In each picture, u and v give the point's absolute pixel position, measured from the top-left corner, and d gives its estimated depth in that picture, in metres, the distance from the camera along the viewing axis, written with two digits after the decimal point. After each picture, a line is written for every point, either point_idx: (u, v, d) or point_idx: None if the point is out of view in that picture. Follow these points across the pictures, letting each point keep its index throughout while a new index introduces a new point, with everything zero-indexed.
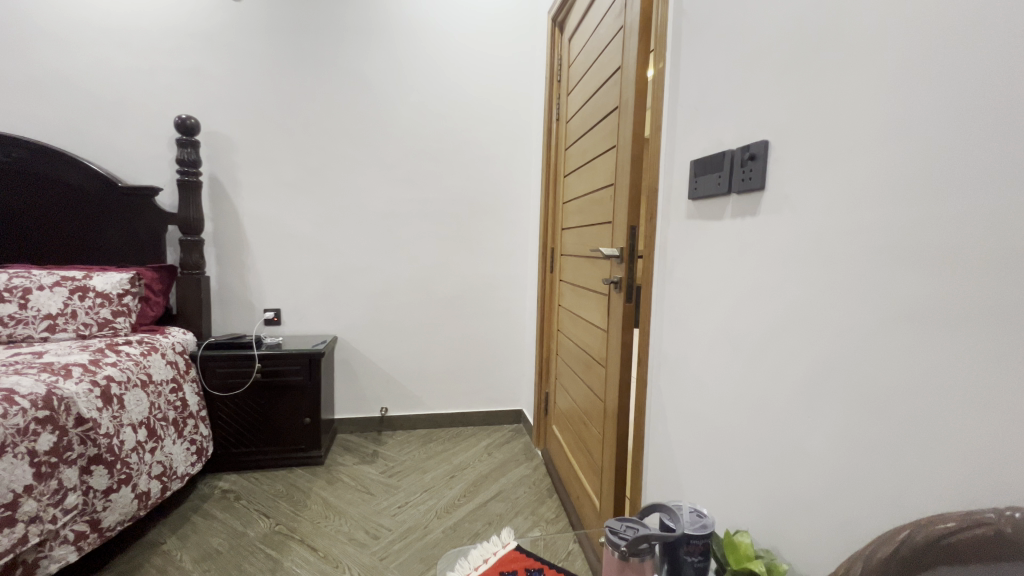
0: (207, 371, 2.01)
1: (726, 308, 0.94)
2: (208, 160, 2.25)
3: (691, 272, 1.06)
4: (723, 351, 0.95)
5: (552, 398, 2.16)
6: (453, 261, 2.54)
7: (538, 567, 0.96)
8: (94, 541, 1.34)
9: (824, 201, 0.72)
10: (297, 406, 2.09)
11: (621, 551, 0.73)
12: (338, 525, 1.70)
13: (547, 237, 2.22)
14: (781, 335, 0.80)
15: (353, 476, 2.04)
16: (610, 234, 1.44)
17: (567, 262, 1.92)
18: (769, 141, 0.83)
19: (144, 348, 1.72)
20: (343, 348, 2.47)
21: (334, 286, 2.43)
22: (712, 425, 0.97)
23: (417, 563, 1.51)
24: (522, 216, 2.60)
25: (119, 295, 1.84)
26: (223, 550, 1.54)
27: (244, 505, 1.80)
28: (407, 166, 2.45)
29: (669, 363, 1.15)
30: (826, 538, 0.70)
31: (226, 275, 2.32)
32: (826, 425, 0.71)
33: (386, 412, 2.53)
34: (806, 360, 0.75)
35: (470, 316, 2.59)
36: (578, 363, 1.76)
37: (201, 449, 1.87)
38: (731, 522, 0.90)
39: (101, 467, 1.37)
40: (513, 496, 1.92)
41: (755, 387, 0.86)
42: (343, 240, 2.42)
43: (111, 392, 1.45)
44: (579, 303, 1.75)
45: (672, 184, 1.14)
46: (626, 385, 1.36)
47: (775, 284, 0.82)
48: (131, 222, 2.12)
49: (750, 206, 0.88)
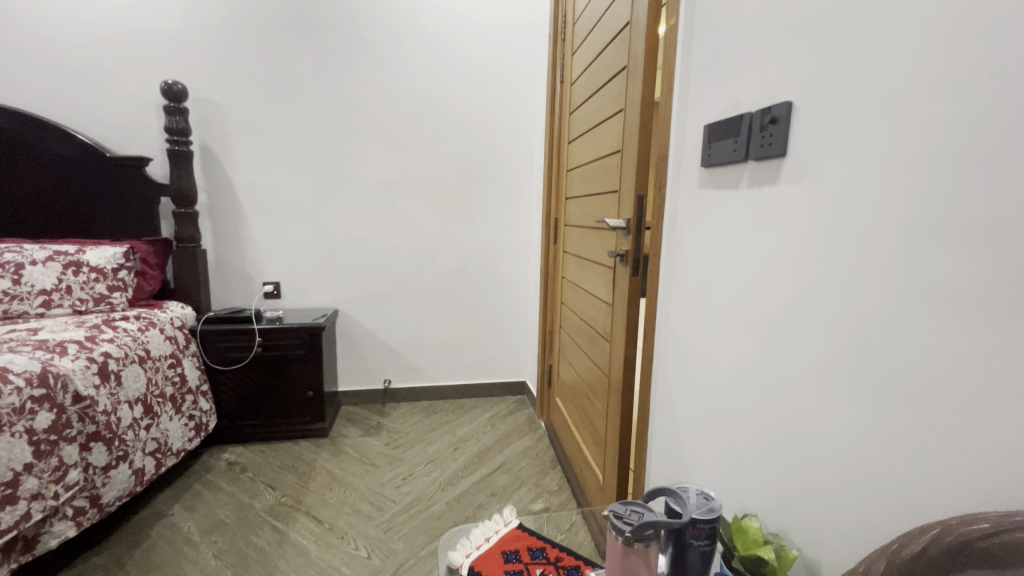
0: (207, 346, 1.99)
1: (738, 284, 0.89)
2: (198, 128, 2.17)
3: (701, 246, 1.00)
4: (734, 330, 0.91)
5: (555, 371, 2.14)
6: (454, 233, 2.48)
7: (540, 546, 0.95)
8: (93, 517, 1.36)
9: (852, 169, 0.65)
10: (299, 380, 2.09)
11: (626, 537, 0.70)
12: (343, 497, 1.71)
13: (551, 207, 2.15)
14: (798, 315, 0.75)
15: (357, 448, 2.05)
16: (616, 204, 1.37)
17: (572, 233, 1.86)
18: (793, 103, 0.75)
19: (141, 323, 1.70)
20: (344, 321, 2.45)
21: (333, 258, 2.38)
22: (722, 404, 0.94)
23: (422, 534, 1.52)
24: (525, 186, 2.52)
25: (114, 270, 1.83)
26: (231, 522, 1.55)
27: (250, 477, 1.82)
28: (405, 133, 2.36)
29: (676, 340, 1.11)
30: (841, 526, 0.67)
31: (223, 248, 2.27)
32: (844, 411, 0.67)
33: (390, 384, 2.53)
34: (824, 340, 0.71)
35: (472, 288, 2.55)
36: (582, 336, 1.73)
37: (201, 423, 1.88)
38: (738, 505, 0.88)
39: (100, 444, 1.37)
40: (517, 468, 1.92)
41: (768, 367, 0.82)
42: (341, 211, 2.36)
43: (108, 369, 1.44)
44: (583, 275, 1.71)
45: (683, 152, 1.07)
46: (631, 360, 1.32)
47: (793, 260, 0.76)
48: (123, 194, 2.06)
49: (769, 175, 0.81)
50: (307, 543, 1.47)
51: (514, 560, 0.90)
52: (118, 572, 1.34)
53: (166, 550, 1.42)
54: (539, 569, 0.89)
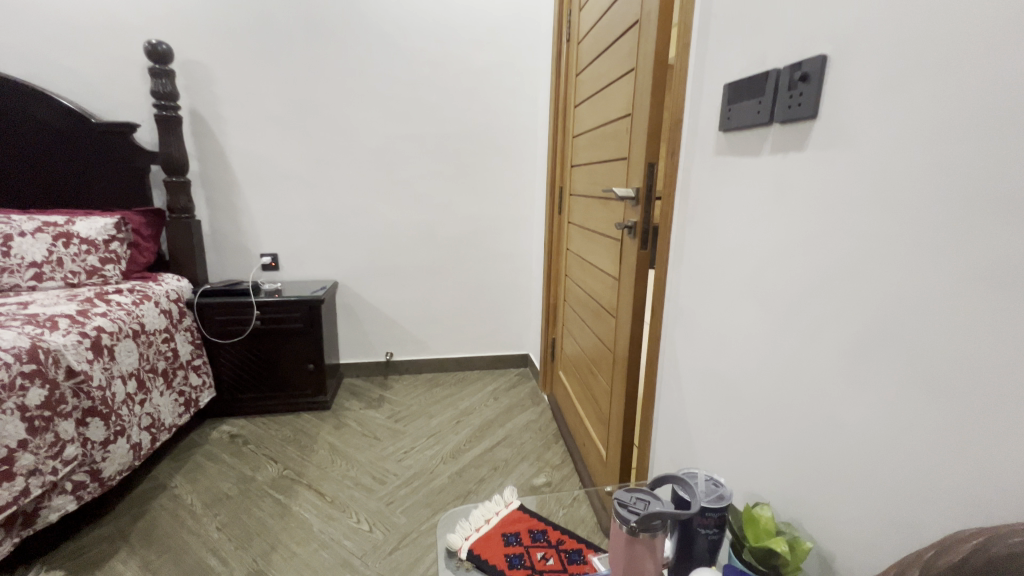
0: (205, 319, 1.96)
1: (756, 260, 0.83)
2: (186, 92, 2.07)
3: (716, 219, 0.94)
4: (749, 308, 0.85)
5: (559, 344, 2.10)
6: (456, 202, 2.41)
7: (542, 528, 0.94)
8: (94, 490, 1.36)
9: (896, 132, 0.58)
10: (299, 353, 2.07)
11: (631, 526, 0.67)
12: (346, 470, 1.71)
13: (556, 175, 2.06)
14: (824, 295, 0.69)
15: (359, 421, 2.04)
16: (624, 172, 1.29)
17: (577, 203, 1.78)
18: (828, 57, 0.67)
19: (135, 296, 1.66)
20: (345, 293, 2.41)
21: (331, 229, 2.32)
22: (733, 387, 0.89)
23: (423, 508, 1.52)
24: (528, 154, 2.41)
25: (105, 242, 1.77)
26: (233, 495, 1.56)
27: (252, 449, 1.82)
28: (403, 97, 2.25)
29: (686, 318, 1.05)
30: (861, 520, 0.63)
31: (218, 218, 2.21)
32: (871, 400, 0.62)
33: (391, 356, 2.51)
34: (851, 323, 0.65)
35: (474, 260, 2.50)
36: (586, 310, 1.68)
37: (192, 399, 1.87)
38: (748, 491, 0.84)
39: (97, 419, 1.36)
40: (519, 441, 1.91)
41: (786, 350, 0.77)
42: (338, 180, 2.28)
43: (101, 344, 1.41)
44: (588, 248, 1.64)
45: (699, 115, 0.99)
46: (637, 336, 1.27)
47: (819, 234, 0.69)
48: (112, 163, 1.99)
49: (795, 140, 0.73)
50: (309, 517, 1.47)
51: (514, 543, 0.89)
52: (122, 544, 1.35)
53: (169, 523, 1.43)
54: (540, 552, 0.87)
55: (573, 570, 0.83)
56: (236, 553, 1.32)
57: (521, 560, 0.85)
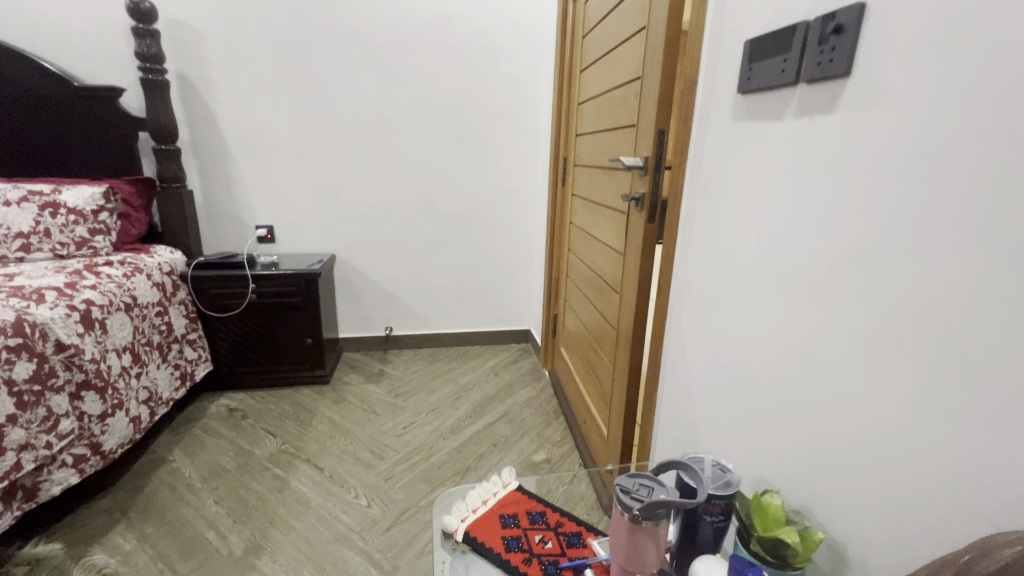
0: (199, 293, 1.93)
1: (773, 235, 0.77)
2: (173, 55, 1.98)
3: (730, 191, 0.88)
4: (763, 286, 0.80)
5: (561, 320, 2.06)
6: (456, 174, 2.33)
7: (540, 510, 0.92)
8: (96, 464, 1.36)
9: (944, 89, 0.51)
10: (297, 327, 2.04)
11: (633, 514, 0.64)
12: (345, 445, 1.70)
13: (560, 145, 1.98)
14: (848, 272, 0.64)
15: (359, 396, 2.03)
16: (633, 140, 1.21)
17: (582, 174, 1.71)
18: (866, 5, 0.59)
19: (126, 269, 1.61)
20: (343, 267, 2.36)
21: (327, 201, 2.26)
22: (744, 367, 0.85)
23: (422, 484, 1.51)
24: (531, 123, 2.32)
25: (93, 212, 1.71)
26: (231, 469, 1.55)
27: (251, 424, 1.81)
28: (399, 61, 2.14)
29: (695, 296, 1.00)
30: (880, 513, 0.59)
31: (211, 189, 2.15)
32: (897, 386, 0.57)
33: (391, 331, 2.49)
34: (878, 303, 0.60)
35: (474, 234, 2.43)
36: (589, 286, 1.63)
37: (188, 373, 1.85)
38: (755, 476, 0.81)
39: (92, 393, 1.34)
40: (520, 417, 1.89)
41: (803, 331, 0.72)
42: (334, 149, 2.20)
43: (92, 317, 1.38)
44: (593, 221, 1.58)
45: (715, 77, 0.91)
46: (642, 313, 1.22)
47: (847, 206, 0.63)
48: (98, 130, 1.92)
49: (823, 100, 0.66)
50: (307, 491, 1.46)
51: (512, 525, 0.86)
52: (120, 517, 1.34)
53: (167, 497, 1.43)
54: (537, 535, 0.85)
55: (572, 554, 0.80)
56: (234, 527, 1.32)
57: (518, 543, 0.82)
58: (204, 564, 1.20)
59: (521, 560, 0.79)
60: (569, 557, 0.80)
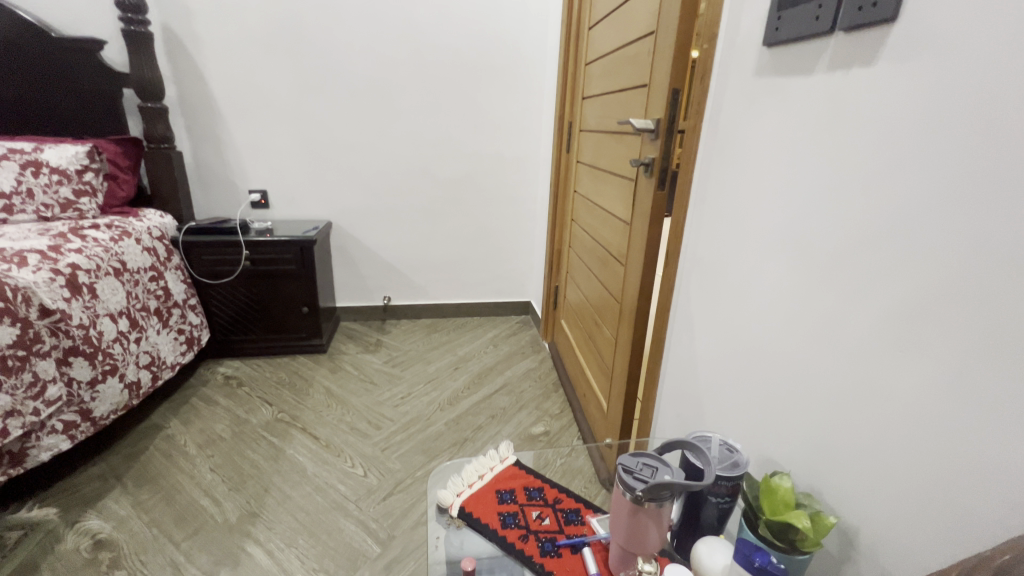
0: (192, 258, 1.88)
1: (796, 202, 0.71)
2: (157, 6, 1.87)
3: (750, 155, 0.81)
4: (781, 258, 0.75)
5: (562, 292, 2.02)
6: (456, 139, 2.24)
7: (539, 485, 0.89)
8: (87, 430, 1.34)
9: (1008, 34, 0.44)
10: (292, 295, 2.00)
11: (636, 495, 0.60)
12: (341, 415, 1.68)
13: (565, 109, 1.89)
14: (878, 242, 0.58)
15: (356, 366, 2.01)
16: (644, 101, 1.13)
17: (588, 139, 1.63)
18: None
19: (114, 232, 1.56)
20: (340, 234, 2.30)
21: (322, 165, 2.18)
22: (756, 344, 0.81)
23: (419, 454, 1.50)
24: (534, 85, 2.21)
25: (77, 172, 1.66)
26: (226, 437, 1.54)
27: (247, 392, 1.79)
28: (396, 16, 2.02)
29: (705, 267, 0.95)
30: (899, 498, 0.56)
31: (202, 151, 2.07)
32: (927, 366, 0.53)
33: (389, 301, 2.45)
34: (911, 277, 0.54)
35: (475, 202, 2.36)
36: (592, 257, 1.58)
37: (193, 337, 1.83)
38: (763, 455, 0.78)
39: (80, 359, 1.31)
40: (519, 389, 1.87)
41: (823, 306, 0.67)
42: (329, 111, 2.11)
43: (78, 281, 1.33)
44: (598, 189, 1.51)
45: (738, 29, 0.84)
46: (648, 286, 1.17)
47: (882, 169, 0.57)
48: (81, 85, 1.83)
49: (862, 51, 0.59)
50: (303, 460, 1.45)
51: (509, 501, 0.84)
52: (115, 483, 1.33)
53: (163, 463, 1.42)
54: (535, 511, 0.82)
55: (571, 531, 0.78)
56: (230, 494, 1.31)
57: (515, 519, 0.80)
58: (198, 531, 1.20)
59: (517, 537, 0.77)
60: (567, 534, 0.77)
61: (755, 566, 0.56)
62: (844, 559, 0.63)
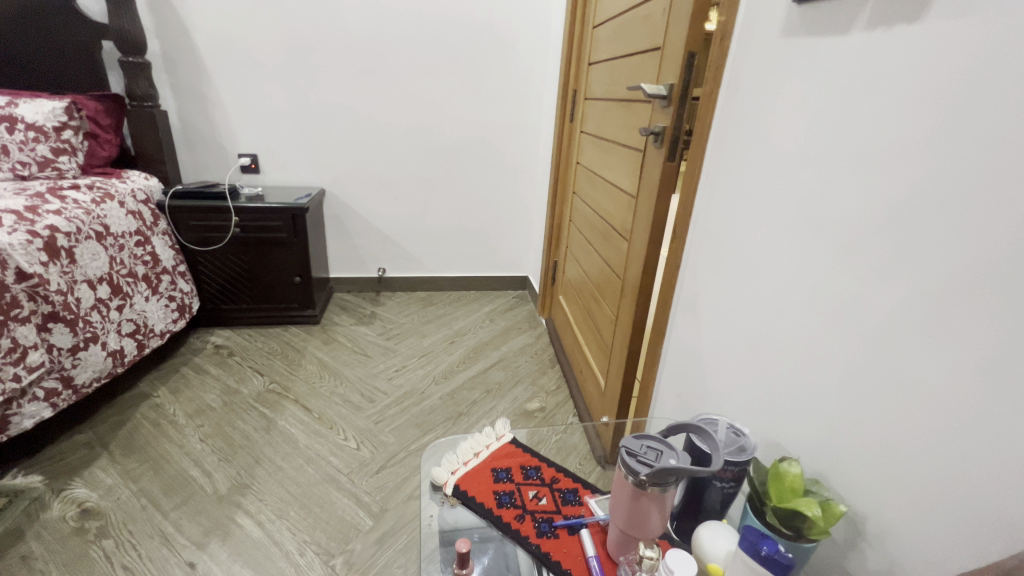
0: (179, 224, 1.81)
1: (818, 175, 0.67)
2: None
3: (771, 123, 0.76)
4: (799, 234, 0.70)
5: (561, 268, 1.98)
6: (454, 105, 2.15)
7: (535, 464, 0.87)
8: (69, 398, 1.30)
9: None
10: (284, 264, 1.95)
11: (639, 479, 0.58)
12: (334, 386, 1.65)
13: (570, 75, 1.80)
14: (910, 219, 0.54)
15: (349, 337, 1.97)
16: (656, 66, 1.07)
17: (593, 108, 1.55)
18: None
19: (96, 194, 1.48)
20: (333, 203, 2.23)
21: (314, 129, 2.09)
22: (766, 324, 0.77)
23: (412, 428, 1.48)
24: (538, 50, 2.11)
25: (55, 129, 1.56)
26: (216, 406, 1.51)
27: (238, 361, 1.76)
28: None
29: (715, 244, 0.91)
30: (914, 490, 0.53)
31: (189, 111, 1.98)
32: (956, 354, 0.49)
33: (384, 273, 2.40)
34: (945, 257, 0.50)
35: (473, 173, 2.29)
36: (594, 231, 1.53)
37: (184, 305, 1.78)
38: (769, 440, 0.75)
39: (60, 325, 1.27)
40: (515, 365, 1.85)
41: (843, 286, 0.63)
42: (322, 72, 2.01)
43: (57, 245, 1.28)
44: (602, 161, 1.45)
45: None
46: (652, 262, 1.13)
47: (921, 139, 0.53)
48: (57, 36, 1.73)
49: (908, 6, 0.54)
50: (295, 431, 1.43)
51: (505, 480, 0.82)
52: (101, 452, 1.31)
53: (151, 433, 1.39)
54: (531, 491, 0.80)
55: (568, 512, 0.76)
56: (219, 465, 1.29)
57: (511, 499, 0.78)
58: (187, 501, 1.18)
59: (513, 517, 0.75)
60: (564, 515, 0.75)
61: (762, 555, 0.53)
62: (849, 548, 0.61)
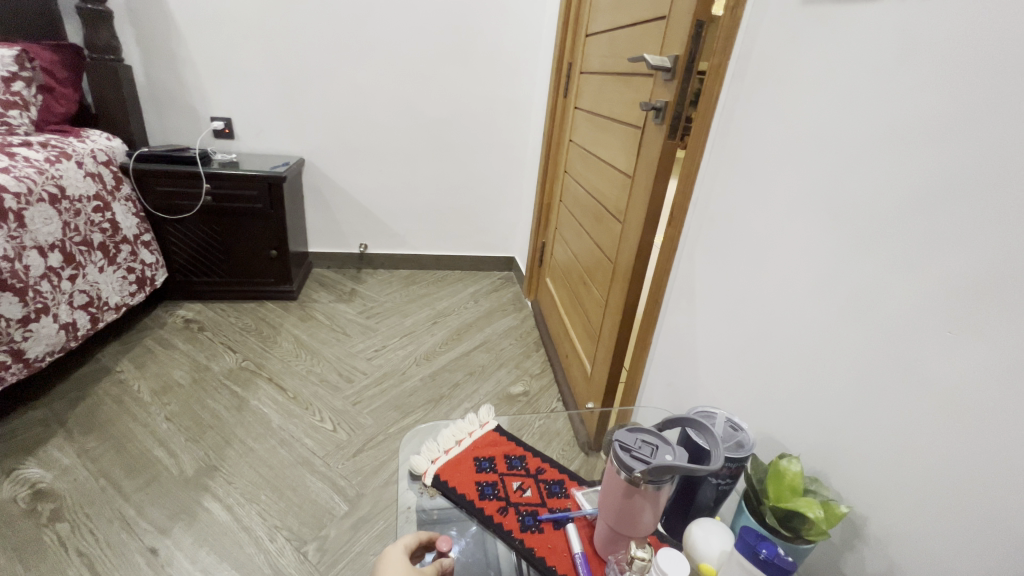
0: (145, 190, 1.70)
1: (833, 156, 0.62)
2: None
3: (784, 101, 0.71)
4: (807, 221, 0.66)
5: (549, 249, 1.93)
6: (442, 76, 2.05)
7: (520, 454, 0.83)
8: (19, 372, 1.22)
9: None
10: (260, 236, 1.85)
11: (632, 475, 0.54)
12: (311, 365, 1.59)
13: (565, 48, 1.72)
14: (934, 204, 0.50)
15: (328, 315, 1.90)
16: (660, 37, 1.00)
17: (589, 83, 1.48)
18: None
19: (50, 152, 1.37)
20: (313, 174, 2.13)
21: (293, 95, 1.98)
22: (767, 315, 0.74)
23: (392, 411, 1.43)
24: (532, 21, 2.01)
25: (5, 80, 1.43)
26: (185, 384, 1.44)
27: (209, 337, 1.67)
28: None
29: (716, 228, 0.87)
30: (919, 492, 0.51)
31: (156, 68, 1.84)
32: (974, 354, 0.46)
33: (366, 249, 2.32)
34: (971, 250, 0.46)
35: (461, 147, 2.20)
36: (585, 213, 1.48)
37: (145, 277, 1.68)
38: (766, 433, 0.72)
39: (8, 294, 1.18)
40: (499, 347, 1.81)
41: (855, 277, 0.59)
42: (302, 33, 1.89)
43: (4, 207, 1.18)
44: (597, 139, 1.39)
45: None
46: (647, 246, 1.08)
47: (953, 117, 0.48)
48: None
49: None
50: (268, 411, 1.37)
51: (488, 469, 0.78)
52: (57, 430, 1.23)
53: (113, 411, 1.31)
54: (515, 482, 0.76)
55: (554, 504, 0.73)
56: (187, 446, 1.23)
57: (494, 490, 0.74)
58: (151, 483, 1.12)
59: (496, 509, 0.71)
60: (550, 508, 0.72)
61: (761, 558, 0.49)
62: (847, 549, 0.59)
